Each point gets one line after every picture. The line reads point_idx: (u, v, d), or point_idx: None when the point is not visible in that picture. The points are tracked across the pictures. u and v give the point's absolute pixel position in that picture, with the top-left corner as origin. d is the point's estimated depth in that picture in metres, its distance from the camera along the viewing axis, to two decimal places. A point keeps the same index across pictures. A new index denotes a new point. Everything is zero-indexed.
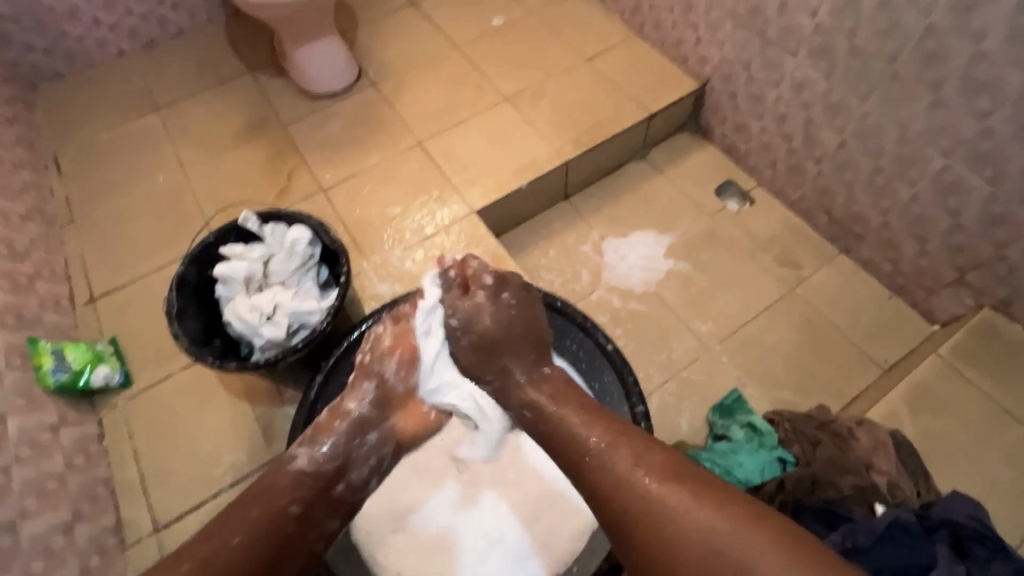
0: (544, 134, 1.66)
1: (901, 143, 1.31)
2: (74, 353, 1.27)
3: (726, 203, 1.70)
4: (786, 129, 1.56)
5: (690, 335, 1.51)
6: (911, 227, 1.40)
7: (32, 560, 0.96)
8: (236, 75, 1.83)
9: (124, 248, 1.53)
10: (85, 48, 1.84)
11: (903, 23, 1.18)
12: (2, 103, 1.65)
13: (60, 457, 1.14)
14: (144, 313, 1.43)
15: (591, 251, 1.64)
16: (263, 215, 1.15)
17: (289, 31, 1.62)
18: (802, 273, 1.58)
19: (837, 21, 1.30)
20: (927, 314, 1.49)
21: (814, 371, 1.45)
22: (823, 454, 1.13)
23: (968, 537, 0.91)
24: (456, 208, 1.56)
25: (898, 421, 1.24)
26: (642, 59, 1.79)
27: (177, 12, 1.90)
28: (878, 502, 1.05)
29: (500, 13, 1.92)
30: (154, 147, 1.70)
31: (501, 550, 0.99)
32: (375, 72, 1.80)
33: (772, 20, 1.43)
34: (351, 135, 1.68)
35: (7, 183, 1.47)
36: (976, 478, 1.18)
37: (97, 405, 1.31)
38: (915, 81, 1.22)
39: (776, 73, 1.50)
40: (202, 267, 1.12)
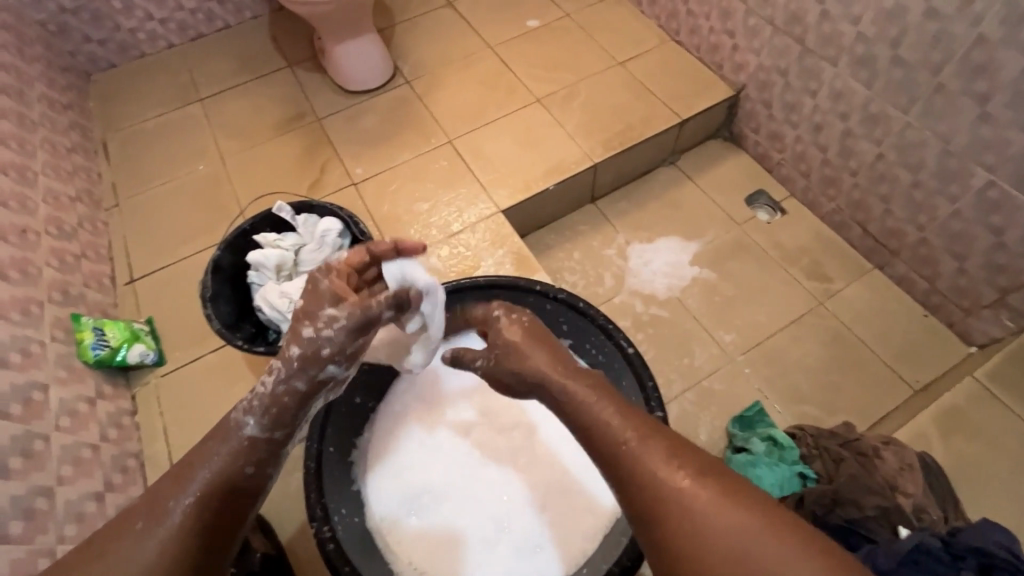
0: (573, 137, 1.67)
1: (942, 157, 1.27)
2: (113, 330, 1.33)
3: (755, 212, 1.68)
4: (822, 139, 1.52)
5: (713, 344, 1.49)
6: (949, 244, 1.35)
7: (65, 525, 1.00)
8: (276, 70, 1.88)
9: (163, 232, 1.59)
10: (137, 41, 1.92)
11: (950, 33, 1.15)
12: (59, 90, 1.74)
13: (95, 428, 1.19)
14: (179, 295, 1.49)
15: (615, 255, 1.63)
16: (297, 205, 1.18)
17: (329, 28, 1.66)
18: (832, 287, 1.54)
19: (880, 30, 1.27)
20: (964, 334, 1.44)
21: (840, 388, 1.41)
22: (845, 472, 1.10)
23: (997, 567, 0.86)
24: (482, 207, 1.57)
25: (927, 443, 1.20)
26: (675, 65, 1.78)
27: (224, 8, 1.97)
28: (903, 525, 1.01)
29: (535, 15, 1.93)
30: (196, 136, 1.76)
31: (513, 546, 0.99)
32: (409, 71, 1.84)
33: (812, 27, 1.40)
34: (383, 132, 1.72)
35: (60, 166, 1.55)
36: (1009, 508, 1.13)
37: (132, 381, 1.37)
38: (961, 93, 1.18)
39: (814, 82, 1.47)
40: (237, 253, 1.17)
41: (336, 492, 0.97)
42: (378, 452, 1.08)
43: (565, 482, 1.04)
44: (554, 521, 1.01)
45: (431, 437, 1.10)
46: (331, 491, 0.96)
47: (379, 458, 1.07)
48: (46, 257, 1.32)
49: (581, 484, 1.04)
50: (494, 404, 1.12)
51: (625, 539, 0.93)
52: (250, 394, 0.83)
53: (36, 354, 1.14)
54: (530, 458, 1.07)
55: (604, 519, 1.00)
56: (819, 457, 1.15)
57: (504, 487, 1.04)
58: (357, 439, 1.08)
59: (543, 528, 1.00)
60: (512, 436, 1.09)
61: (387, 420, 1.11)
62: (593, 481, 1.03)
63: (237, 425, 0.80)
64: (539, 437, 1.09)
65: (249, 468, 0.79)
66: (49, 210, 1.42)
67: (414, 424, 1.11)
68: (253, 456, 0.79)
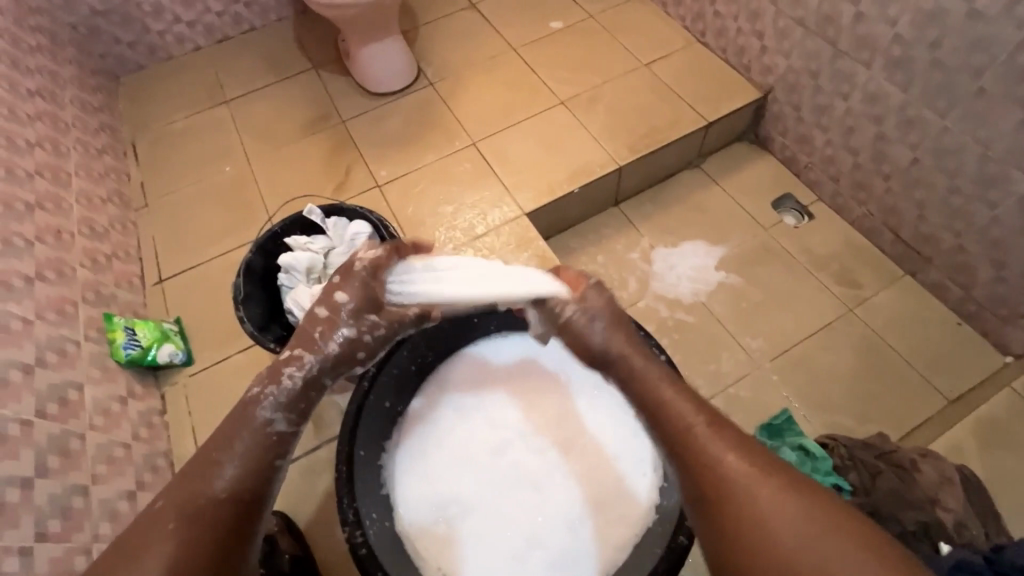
0: (598, 140, 1.65)
1: (982, 163, 1.24)
2: (143, 330, 1.34)
3: (783, 216, 1.65)
4: (854, 143, 1.50)
5: (740, 350, 1.47)
6: (988, 251, 1.32)
7: (100, 523, 1.02)
8: (301, 72, 1.90)
9: (191, 233, 1.61)
10: (165, 43, 1.95)
11: (993, 35, 1.12)
12: (89, 92, 1.77)
13: (127, 427, 1.21)
14: (207, 296, 1.50)
15: (640, 259, 1.62)
16: (326, 208, 1.19)
17: (355, 30, 1.67)
18: (863, 293, 1.52)
19: (918, 31, 1.24)
20: (1000, 344, 1.40)
21: (871, 397, 1.39)
22: (883, 486, 1.06)
23: None
24: (507, 210, 1.57)
25: (963, 455, 1.17)
26: (702, 67, 1.75)
27: (250, 10, 1.99)
28: (944, 541, 0.99)
29: (558, 17, 1.92)
30: (223, 138, 1.78)
31: (544, 555, 0.99)
32: (433, 73, 1.84)
33: (846, 29, 1.37)
34: (407, 134, 1.72)
35: (91, 167, 1.58)
36: None
37: (161, 380, 1.38)
38: (1004, 97, 1.15)
39: (847, 85, 1.44)
40: (268, 256, 1.17)
41: (368, 498, 0.99)
42: (408, 457, 1.08)
43: (597, 496, 1.03)
44: (585, 531, 1.00)
45: (462, 446, 1.09)
46: (364, 496, 0.98)
47: (409, 463, 1.07)
48: (80, 258, 1.34)
49: (612, 494, 1.03)
50: (524, 411, 1.12)
51: (660, 548, 0.94)
52: (272, 385, 0.86)
53: (71, 354, 1.16)
54: (560, 467, 1.06)
55: (636, 530, 0.99)
56: (853, 470, 1.12)
57: (535, 500, 1.04)
58: (387, 443, 1.08)
59: (574, 538, 1.00)
60: (542, 448, 1.09)
61: (416, 426, 1.11)
62: (624, 493, 1.03)
63: (259, 409, 0.85)
64: (571, 448, 1.08)
65: (272, 459, 0.81)
66: (82, 211, 1.44)
67: (444, 430, 1.11)
68: (275, 448, 0.83)
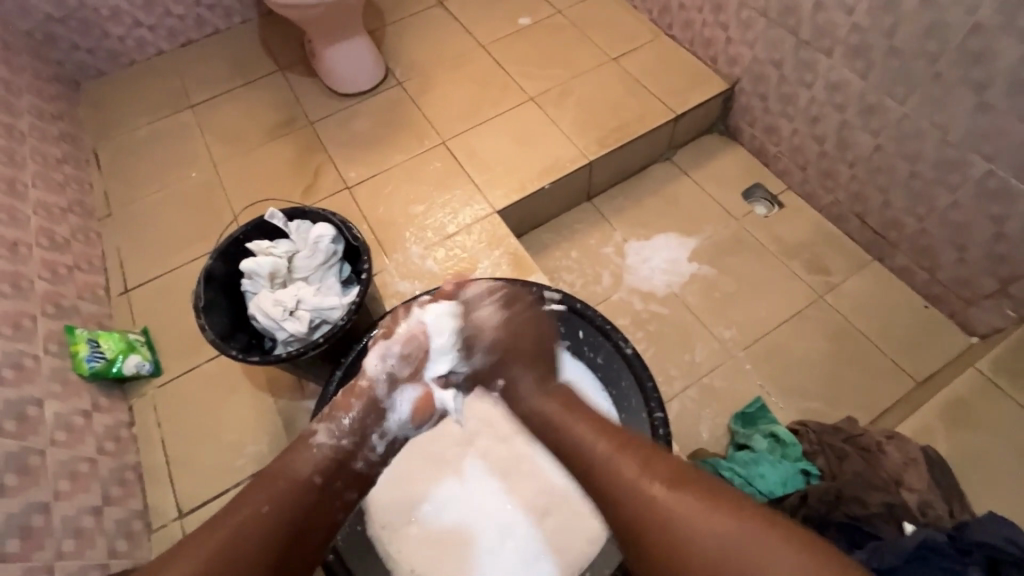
0: (568, 135, 1.65)
1: (941, 148, 1.26)
2: (108, 341, 1.32)
3: (753, 206, 1.67)
4: (818, 132, 1.51)
5: (713, 341, 1.48)
6: (949, 234, 1.34)
7: (63, 540, 0.99)
8: (267, 74, 1.87)
9: (157, 240, 1.58)
10: (126, 48, 1.90)
11: (945, 21, 1.14)
12: (47, 100, 1.73)
13: (91, 441, 1.18)
14: (174, 304, 1.47)
15: (613, 253, 1.62)
16: (289, 211, 1.17)
17: (318, 31, 1.64)
18: (832, 280, 1.53)
19: (875, 19, 1.25)
20: (965, 325, 1.43)
21: (842, 382, 1.40)
22: (849, 469, 1.09)
23: (1005, 561, 0.85)
24: (478, 208, 1.56)
25: (930, 436, 1.19)
26: (670, 60, 1.76)
27: (213, 13, 1.95)
28: (907, 520, 0.99)
29: (526, 13, 1.92)
30: (188, 143, 1.75)
31: (516, 548, 0.99)
32: (401, 72, 1.82)
33: (806, 19, 1.39)
34: (376, 134, 1.70)
35: (50, 177, 1.54)
36: (1014, 501, 1.12)
37: (128, 392, 1.36)
38: (957, 82, 1.17)
39: (810, 74, 1.45)
40: (230, 262, 1.15)
41: None
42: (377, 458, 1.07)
43: (542, 505, 1.02)
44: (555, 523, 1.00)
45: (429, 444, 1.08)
46: None
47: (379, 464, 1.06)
48: (39, 270, 1.31)
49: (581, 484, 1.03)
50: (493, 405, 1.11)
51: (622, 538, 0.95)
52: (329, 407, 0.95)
53: (30, 369, 1.13)
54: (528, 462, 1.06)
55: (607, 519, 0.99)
56: (822, 454, 1.15)
57: (486, 508, 1.03)
58: None
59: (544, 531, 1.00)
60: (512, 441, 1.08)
61: None
62: None
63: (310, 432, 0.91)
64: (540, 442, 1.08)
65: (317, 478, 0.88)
66: (41, 222, 1.41)
67: None
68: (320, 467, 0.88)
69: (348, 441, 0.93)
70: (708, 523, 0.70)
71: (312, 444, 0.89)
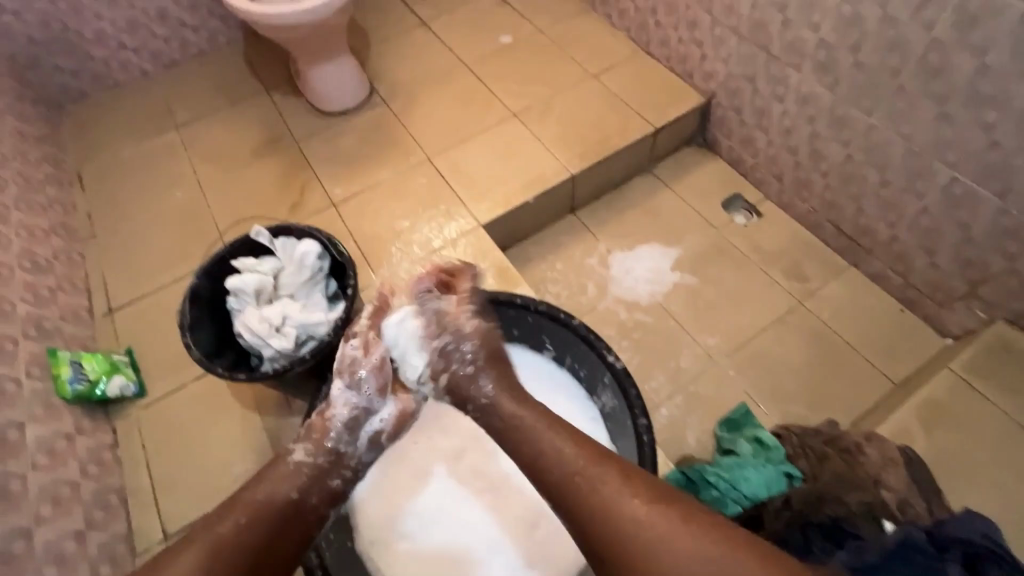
0: (551, 149, 1.69)
1: (907, 157, 1.31)
2: (91, 363, 1.31)
3: (732, 216, 1.71)
4: (792, 143, 1.56)
5: (697, 348, 1.50)
6: (920, 240, 1.38)
7: (44, 566, 0.98)
8: (252, 94, 1.89)
9: (141, 260, 1.58)
10: (110, 70, 1.92)
11: (905, 37, 1.19)
12: (30, 123, 1.73)
13: (74, 465, 1.16)
14: (160, 324, 1.47)
15: (598, 264, 1.64)
16: (275, 228, 1.18)
17: (303, 52, 1.67)
18: (811, 286, 1.57)
19: (840, 36, 1.31)
20: (940, 327, 1.47)
21: (824, 386, 1.43)
22: (830, 470, 1.12)
23: (981, 557, 0.87)
24: (463, 222, 1.58)
25: (908, 436, 1.22)
26: (648, 75, 1.81)
27: (198, 34, 1.97)
28: (886, 519, 1.02)
29: (508, 32, 1.96)
30: (173, 163, 1.76)
31: (505, 563, 0.99)
32: (386, 90, 1.85)
33: (776, 36, 1.44)
34: (362, 151, 1.72)
35: (33, 198, 1.53)
36: (993, 498, 1.14)
37: (111, 414, 1.34)
38: (920, 94, 1.22)
39: (781, 88, 1.51)
40: (216, 279, 1.15)
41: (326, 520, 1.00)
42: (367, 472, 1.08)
43: (532, 516, 1.02)
44: (543, 537, 1.00)
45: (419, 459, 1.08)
46: None
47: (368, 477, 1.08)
48: (21, 292, 1.30)
49: None
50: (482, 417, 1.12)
51: None
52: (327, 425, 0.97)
53: (11, 392, 1.12)
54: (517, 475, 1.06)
55: None
56: (803, 457, 1.18)
57: (474, 523, 1.03)
58: None
59: (533, 545, 1.00)
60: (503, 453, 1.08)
61: None
62: None
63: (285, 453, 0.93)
64: None
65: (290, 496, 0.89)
66: (23, 243, 1.40)
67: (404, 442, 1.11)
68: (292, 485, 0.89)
69: (323, 460, 0.94)
70: (672, 521, 0.73)
71: (289, 461, 0.92)
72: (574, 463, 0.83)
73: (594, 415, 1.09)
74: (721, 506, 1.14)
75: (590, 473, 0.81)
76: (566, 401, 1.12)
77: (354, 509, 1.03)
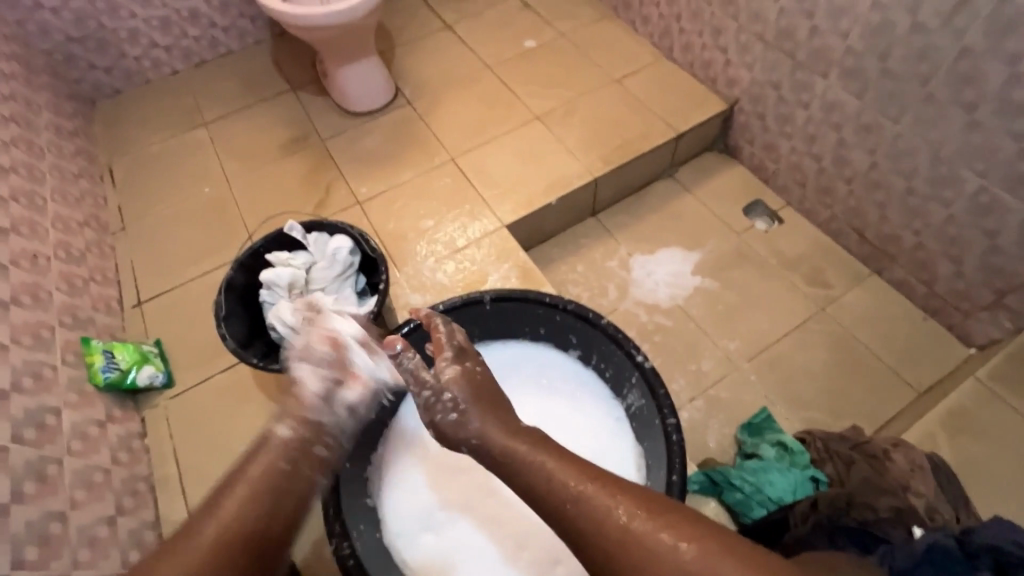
0: (574, 152, 1.70)
1: (934, 165, 1.31)
2: (122, 352, 1.33)
3: (754, 221, 1.71)
4: (816, 149, 1.57)
5: (718, 352, 1.50)
6: (946, 248, 1.38)
7: (79, 550, 0.99)
8: (279, 93, 1.92)
9: (170, 253, 1.61)
10: (142, 67, 1.96)
11: (935, 46, 1.20)
12: (65, 118, 1.77)
13: (106, 452, 1.19)
14: (187, 317, 1.49)
15: (619, 267, 1.65)
16: (308, 224, 1.20)
17: (332, 52, 1.70)
18: (833, 293, 1.57)
19: (869, 43, 1.31)
20: (964, 337, 1.46)
21: (846, 392, 1.43)
22: (857, 475, 1.11)
23: (1012, 564, 0.87)
24: (486, 222, 1.60)
25: (933, 443, 1.21)
26: (671, 81, 1.82)
27: (227, 34, 2.01)
28: (917, 525, 1.00)
29: (532, 36, 1.98)
30: (201, 159, 1.79)
31: (533, 556, 1.00)
32: (411, 92, 1.88)
33: (802, 43, 1.45)
34: (386, 151, 1.75)
35: (67, 191, 1.57)
36: (1019, 508, 1.13)
37: (140, 404, 1.36)
38: (949, 102, 1.23)
39: (806, 95, 1.52)
40: (250, 273, 1.18)
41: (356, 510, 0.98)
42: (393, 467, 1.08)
43: None
44: None
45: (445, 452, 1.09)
46: (352, 508, 0.98)
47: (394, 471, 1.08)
48: (56, 282, 1.33)
49: None
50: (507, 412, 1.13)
51: None
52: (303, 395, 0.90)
53: (48, 379, 1.14)
54: None
55: None
56: (830, 461, 1.18)
57: (501, 517, 1.04)
58: (373, 454, 1.07)
59: (560, 539, 1.01)
60: None
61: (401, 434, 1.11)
62: None
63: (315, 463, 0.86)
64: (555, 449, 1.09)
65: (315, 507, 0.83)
66: (58, 234, 1.43)
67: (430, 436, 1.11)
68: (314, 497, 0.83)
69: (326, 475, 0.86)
70: (679, 542, 0.69)
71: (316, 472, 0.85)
72: (595, 473, 0.80)
73: (619, 415, 1.11)
74: (745, 508, 1.16)
75: (594, 493, 0.76)
76: (590, 400, 1.14)
77: (374, 492, 1.04)
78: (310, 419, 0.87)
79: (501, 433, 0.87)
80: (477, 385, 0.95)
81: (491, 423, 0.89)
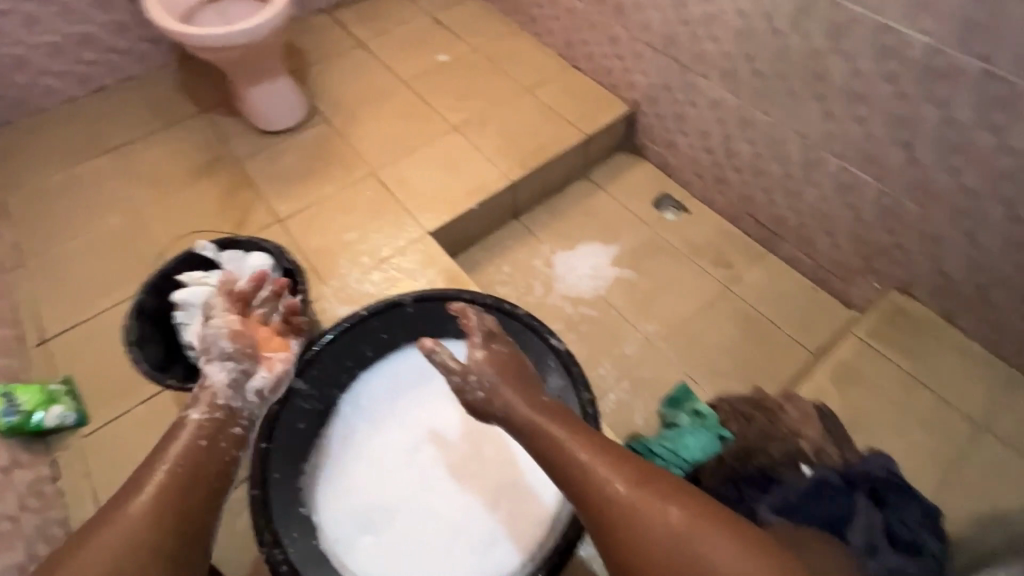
0: (491, 159, 1.78)
1: (803, 151, 1.49)
2: (25, 393, 1.25)
3: (663, 213, 1.85)
4: (708, 144, 1.72)
5: (638, 336, 1.61)
6: (822, 224, 1.56)
7: None
8: (188, 116, 1.88)
9: (76, 287, 1.53)
10: (32, 96, 1.85)
11: (791, 47, 1.37)
12: None
13: (12, 498, 1.11)
14: (99, 351, 1.42)
15: (543, 265, 1.74)
16: (221, 242, 1.24)
17: (241, 73, 1.69)
18: (736, 272, 1.73)
19: (739, 47, 1.47)
20: (847, 301, 1.64)
21: (753, 361, 1.57)
22: (757, 428, 1.23)
23: (878, 485, 1.01)
24: (410, 231, 1.63)
25: (825, 396, 1.36)
26: (578, 88, 1.94)
27: (127, 59, 1.95)
28: (804, 463, 1.15)
29: (444, 51, 2.05)
30: (106, 188, 1.71)
31: (469, 546, 1.04)
32: (327, 109, 1.89)
33: (685, 48, 1.60)
34: (306, 169, 1.75)
35: None
36: (897, 443, 1.30)
37: (50, 446, 1.29)
38: (807, 96, 1.40)
39: (694, 95, 1.67)
40: (162, 295, 1.18)
41: (288, 518, 1.00)
42: (328, 476, 1.10)
43: (494, 498, 1.08)
44: (504, 516, 1.06)
45: (379, 457, 1.13)
46: (283, 517, 0.99)
47: (329, 480, 1.10)
48: None
49: (522, 478, 1.10)
50: (437, 410, 1.18)
51: (563, 520, 1.01)
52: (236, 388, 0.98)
53: None
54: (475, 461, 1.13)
55: (552, 507, 1.06)
56: (734, 419, 1.30)
57: (438, 511, 1.08)
58: (305, 465, 1.09)
59: (495, 525, 1.05)
60: (460, 443, 1.14)
61: (334, 443, 1.13)
62: (536, 476, 1.11)
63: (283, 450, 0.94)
64: (485, 441, 1.15)
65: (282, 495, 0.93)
66: None
67: (362, 441, 1.14)
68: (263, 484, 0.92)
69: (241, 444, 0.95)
70: (667, 506, 0.82)
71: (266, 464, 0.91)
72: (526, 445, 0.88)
73: None
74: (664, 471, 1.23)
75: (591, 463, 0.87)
76: None
77: (304, 474, 1.08)
78: (220, 404, 0.95)
79: (496, 409, 0.96)
80: (499, 361, 1.01)
81: (514, 397, 0.96)
